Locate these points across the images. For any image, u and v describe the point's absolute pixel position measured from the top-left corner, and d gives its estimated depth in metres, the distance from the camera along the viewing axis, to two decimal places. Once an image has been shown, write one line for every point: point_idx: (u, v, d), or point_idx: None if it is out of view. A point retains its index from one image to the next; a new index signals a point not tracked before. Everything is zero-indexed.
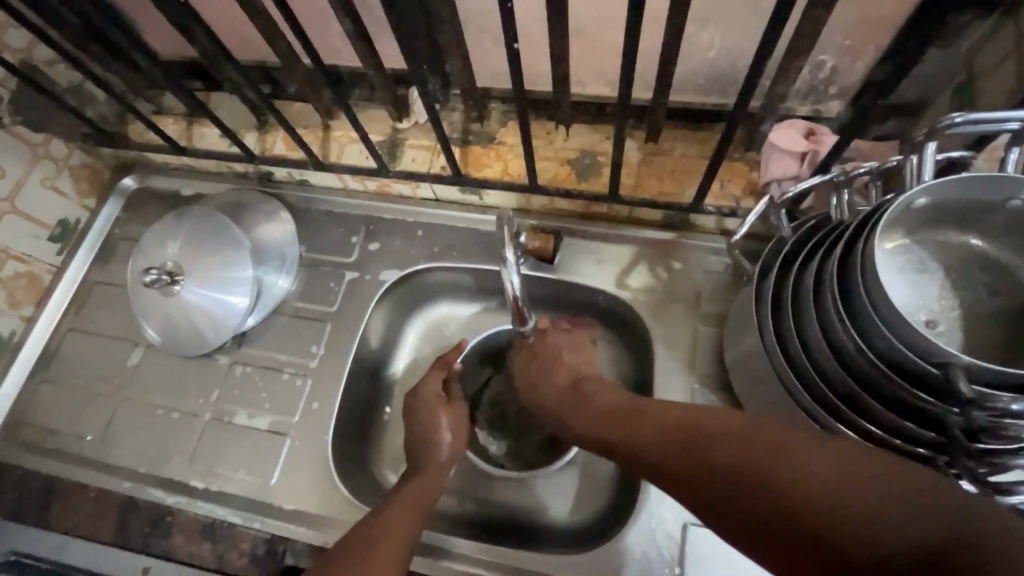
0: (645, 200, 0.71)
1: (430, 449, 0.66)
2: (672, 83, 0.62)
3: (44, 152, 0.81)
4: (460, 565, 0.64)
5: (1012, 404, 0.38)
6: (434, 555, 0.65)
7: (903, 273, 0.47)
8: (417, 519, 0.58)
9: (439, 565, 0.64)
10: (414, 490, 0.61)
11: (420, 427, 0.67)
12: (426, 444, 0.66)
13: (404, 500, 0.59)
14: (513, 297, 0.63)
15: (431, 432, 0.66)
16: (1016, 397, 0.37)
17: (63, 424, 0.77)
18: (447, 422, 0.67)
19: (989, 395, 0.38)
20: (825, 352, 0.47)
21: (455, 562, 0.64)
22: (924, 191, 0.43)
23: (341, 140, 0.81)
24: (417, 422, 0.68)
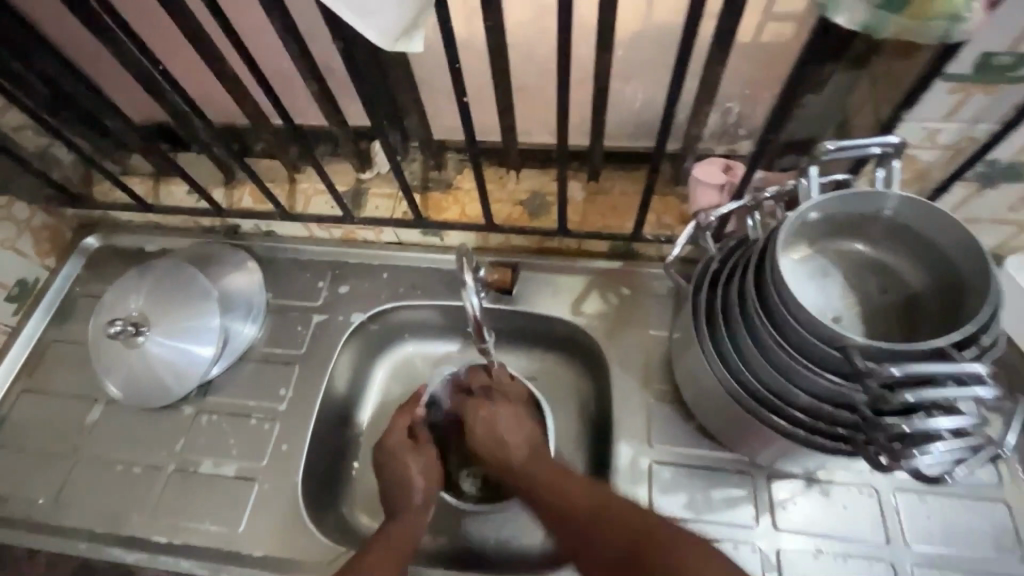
0: (592, 233, 0.78)
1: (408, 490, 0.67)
2: (604, 130, 0.71)
3: (6, 214, 0.83)
4: None
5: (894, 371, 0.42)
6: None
7: (809, 276, 0.55)
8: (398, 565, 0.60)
9: None
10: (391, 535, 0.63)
11: (391, 472, 0.68)
12: (401, 483, 0.67)
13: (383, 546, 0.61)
14: (474, 318, 0.66)
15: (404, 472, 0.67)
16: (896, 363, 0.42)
17: (12, 488, 0.74)
18: (419, 467, 0.68)
19: (874, 367, 0.43)
20: (750, 348, 0.54)
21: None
22: (814, 207, 0.51)
23: (306, 192, 0.86)
24: (387, 471, 0.68)
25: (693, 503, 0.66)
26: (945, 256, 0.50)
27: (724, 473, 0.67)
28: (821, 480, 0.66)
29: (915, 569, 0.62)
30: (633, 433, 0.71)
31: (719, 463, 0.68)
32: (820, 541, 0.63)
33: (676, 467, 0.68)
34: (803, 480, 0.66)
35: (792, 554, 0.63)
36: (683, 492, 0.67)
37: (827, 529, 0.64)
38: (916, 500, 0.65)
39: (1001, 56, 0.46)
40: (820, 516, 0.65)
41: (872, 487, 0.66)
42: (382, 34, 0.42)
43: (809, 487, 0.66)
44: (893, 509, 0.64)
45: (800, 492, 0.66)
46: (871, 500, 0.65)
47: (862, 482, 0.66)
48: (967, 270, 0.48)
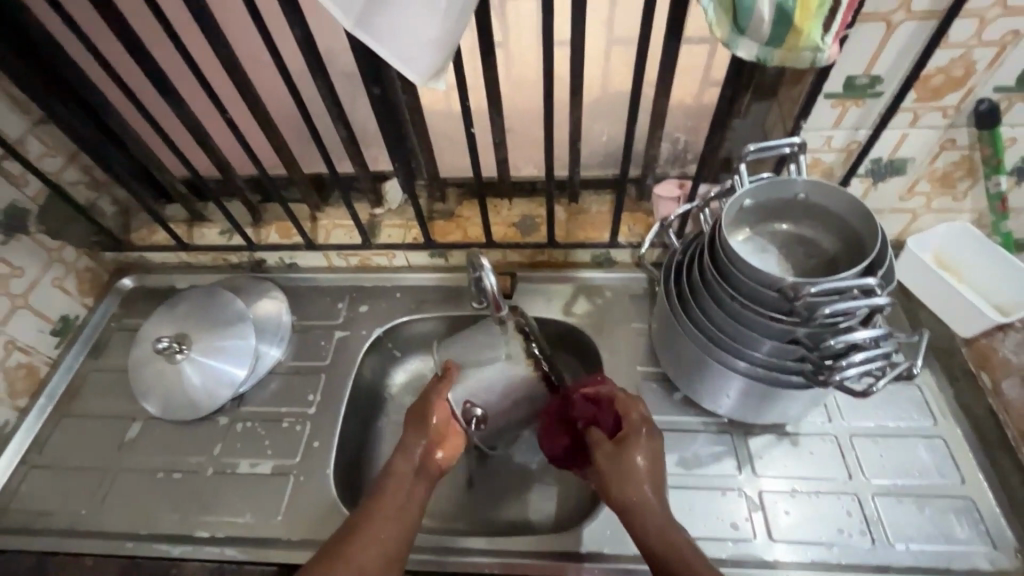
0: (576, 244, 0.93)
1: (398, 464, 0.69)
2: (581, 159, 0.88)
3: (57, 257, 0.92)
4: (467, 559, 0.71)
5: (812, 290, 0.55)
6: (440, 556, 0.72)
7: (751, 251, 0.70)
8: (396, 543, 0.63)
9: (446, 562, 0.72)
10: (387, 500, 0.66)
11: (410, 435, 0.72)
12: (401, 457, 0.70)
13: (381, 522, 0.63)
14: (492, 293, 0.75)
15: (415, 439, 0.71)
16: (812, 284, 0.55)
17: (55, 502, 0.78)
18: (412, 437, 0.71)
19: (800, 291, 0.56)
20: (711, 304, 0.67)
21: (459, 557, 0.72)
22: (747, 193, 0.67)
23: (327, 226, 0.99)
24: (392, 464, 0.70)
25: (684, 460, 0.76)
26: (848, 224, 0.66)
27: (708, 434, 0.78)
28: (790, 433, 0.77)
29: (876, 498, 0.72)
30: None
31: (703, 426, 0.79)
32: (795, 482, 0.74)
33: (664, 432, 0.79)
34: (775, 434, 0.78)
35: (772, 495, 0.73)
36: (675, 452, 0.77)
37: (800, 472, 0.74)
38: (870, 442, 0.76)
39: (860, 79, 0.64)
40: (793, 462, 0.75)
41: (832, 435, 0.77)
42: (419, 75, 0.57)
43: (779, 439, 0.77)
44: (851, 451, 0.76)
45: (773, 444, 0.77)
46: (832, 445, 0.76)
47: (823, 431, 0.77)
48: (865, 231, 0.64)
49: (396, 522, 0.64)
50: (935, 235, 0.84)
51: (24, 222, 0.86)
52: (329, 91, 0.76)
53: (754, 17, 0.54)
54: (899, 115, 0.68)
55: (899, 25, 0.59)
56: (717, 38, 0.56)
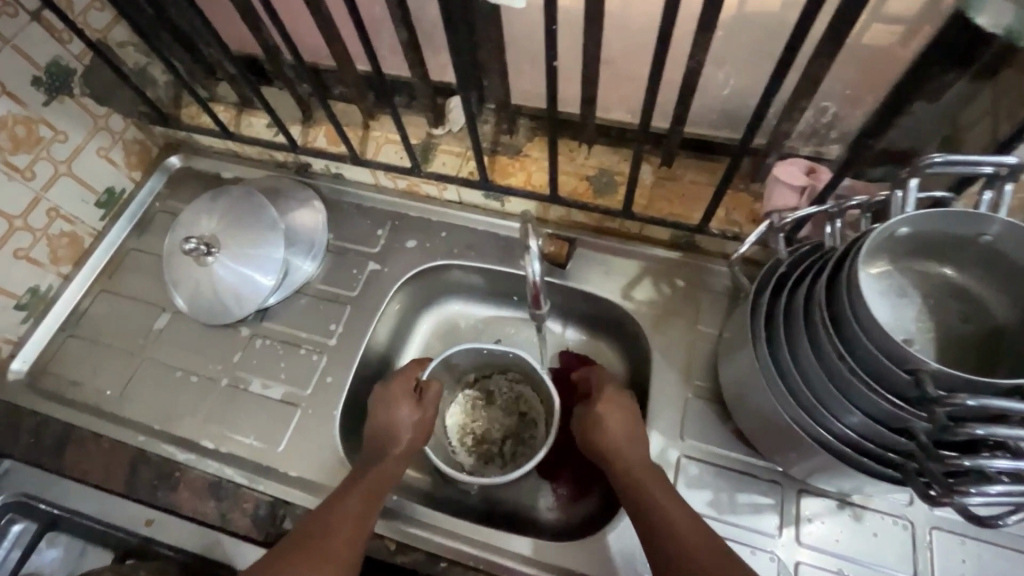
0: (656, 219, 0.76)
1: (384, 439, 0.68)
2: (689, 115, 0.68)
3: (104, 124, 0.87)
4: (436, 537, 0.68)
5: (969, 401, 0.39)
6: (403, 523, 0.69)
7: (885, 294, 0.53)
8: (373, 513, 0.62)
9: (419, 536, 0.68)
10: (367, 479, 0.64)
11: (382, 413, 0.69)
12: (387, 438, 0.68)
13: (357, 492, 0.62)
14: (532, 283, 0.63)
15: (397, 424, 0.68)
16: (973, 394, 0.39)
17: (86, 377, 0.82)
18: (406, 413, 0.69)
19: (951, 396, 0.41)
20: (811, 360, 0.52)
21: (440, 535, 0.68)
22: (905, 221, 0.48)
23: (378, 140, 0.87)
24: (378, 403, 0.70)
25: (717, 502, 0.66)
26: None
27: (755, 478, 0.67)
28: (854, 504, 0.65)
29: None
30: (667, 423, 0.71)
31: (752, 469, 0.68)
32: (843, 563, 0.63)
33: (704, 464, 0.68)
34: (836, 501, 0.65)
35: (811, 570, 0.62)
36: (709, 490, 0.67)
37: (854, 552, 0.63)
38: (955, 541, 0.63)
39: None
40: (849, 539, 0.63)
41: (908, 520, 0.64)
42: None
43: (840, 508, 0.65)
44: (927, 545, 0.62)
45: (831, 512, 0.65)
46: (904, 532, 0.63)
47: (898, 514, 0.64)
48: None
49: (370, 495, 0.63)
50: None
51: (68, 82, 0.79)
52: None
53: None
54: None
55: None
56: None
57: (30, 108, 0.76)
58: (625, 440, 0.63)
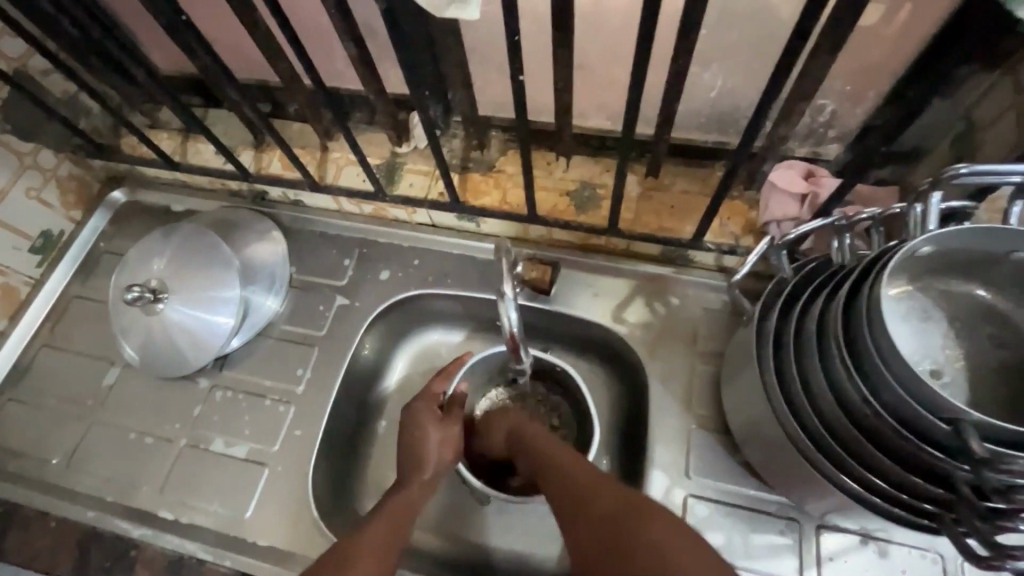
0: (645, 235, 0.70)
1: (412, 467, 0.62)
2: (674, 122, 0.62)
3: (32, 162, 0.78)
4: None
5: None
6: None
7: (907, 319, 0.47)
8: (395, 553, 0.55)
9: None
10: (394, 506, 0.58)
11: (409, 436, 0.64)
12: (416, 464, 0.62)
13: (384, 520, 0.57)
14: (509, 333, 0.60)
15: (426, 445, 0.63)
16: None
17: (28, 445, 0.74)
18: (437, 438, 0.64)
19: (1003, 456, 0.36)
20: (829, 398, 0.47)
21: None
22: (930, 240, 0.43)
23: (338, 162, 0.80)
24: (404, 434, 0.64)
25: (729, 547, 0.61)
26: None
27: (768, 517, 0.61)
28: (878, 539, 0.59)
29: None
30: (670, 459, 0.65)
31: (764, 506, 0.62)
32: None
33: (712, 503, 0.63)
34: (858, 536, 0.59)
35: None
36: (720, 534, 0.61)
37: None
38: None
39: None
40: None
41: (937, 553, 0.58)
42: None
43: (863, 544, 0.59)
44: None
45: (853, 549, 0.59)
46: (934, 567, 0.58)
47: (926, 547, 0.58)
48: None
49: (388, 532, 0.56)
50: None
51: None
52: None
53: None
54: None
55: None
56: None
57: None
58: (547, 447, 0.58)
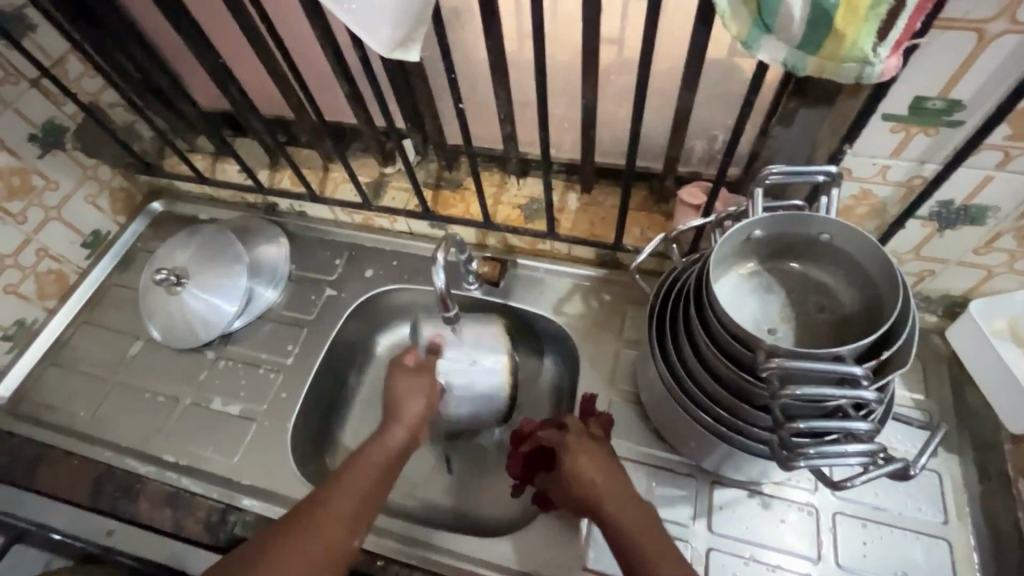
0: (579, 239, 0.85)
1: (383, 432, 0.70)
2: (595, 147, 0.78)
3: (92, 174, 0.97)
4: (387, 539, 0.74)
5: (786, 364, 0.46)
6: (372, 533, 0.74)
7: (753, 290, 0.60)
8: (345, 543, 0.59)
9: (378, 541, 0.74)
10: (347, 484, 0.63)
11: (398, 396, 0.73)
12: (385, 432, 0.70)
13: (336, 506, 0.61)
14: (440, 292, 0.73)
15: (404, 397, 0.73)
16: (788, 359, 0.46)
17: (62, 402, 0.88)
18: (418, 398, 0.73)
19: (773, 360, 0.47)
20: (689, 349, 0.58)
21: (400, 543, 0.73)
22: (757, 223, 0.56)
23: (336, 180, 0.97)
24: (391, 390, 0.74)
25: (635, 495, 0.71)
26: (873, 283, 0.55)
27: (672, 473, 0.72)
28: (763, 493, 0.69)
29: None
30: None
31: (669, 464, 0.73)
32: (756, 550, 0.66)
33: (625, 461, 0.74)
34: (746, 490, 0.70)
35: (723, 557, 0.66)
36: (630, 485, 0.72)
37: (764, 538, 0.67)
38: (856, 525, 0.67)
39: (933, 102, 0.51)
40: (758, 525, 0.68)
41: (813, 506, 0.68)
42: (381, 43, 0.52)
43: (749, 497, 0.69)
44: (829, 528, 0.67)
45: (741, 500, 0.69)
46: (809, 518, 0.67)
47: (804, 500, 0.68)
48: (887, 293, 0.53)
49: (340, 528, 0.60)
50: (1011, 300, 0.69)
51: (60, 138, 0.91)
52: (327, 41, 0.71)
53: (781, 11, 0.42)
54: (983, 153, 0.54)
55: (994, 39, 0.45)
56: (732, 33, 0.45)
57: (25, 161, 0.87)
58: (605, 475, 0.62)
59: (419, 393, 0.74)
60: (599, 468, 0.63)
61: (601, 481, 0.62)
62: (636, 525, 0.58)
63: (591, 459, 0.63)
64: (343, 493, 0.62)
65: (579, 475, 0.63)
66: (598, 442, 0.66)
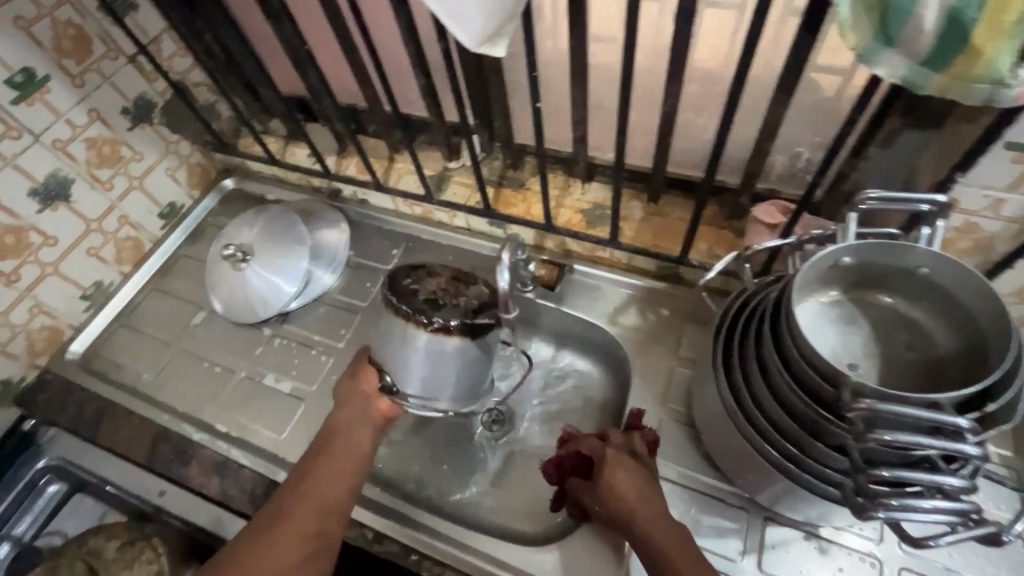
0: (642, 249, 0.82)
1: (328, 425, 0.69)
2: (669, 157, 0.75)
3: (174, 149, 1.02)
4: (421, 534, 0.73)
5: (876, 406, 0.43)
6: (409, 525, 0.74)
7: (833, 320, 0.56)
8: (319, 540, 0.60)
9: (412, 534, 0.73)
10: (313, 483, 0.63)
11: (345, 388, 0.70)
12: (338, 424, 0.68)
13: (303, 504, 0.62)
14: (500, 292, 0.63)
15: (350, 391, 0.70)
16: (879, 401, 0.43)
17: (128, 362, 0.93)
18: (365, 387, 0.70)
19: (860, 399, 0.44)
20: (758, 377, 0.55)
21: (436, 539, 0.73)
22: (846, 249, 0.52)
23: (400, 171, 0.98)
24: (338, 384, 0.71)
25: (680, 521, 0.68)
26: (975, 326, 0.51)
27: (721, 503, 0.69)
28: (821, 537, 0.65)
29: None
30: None
31: (719, 492, 0.69)
32: None
33: (673, 483, 0.71)
34: (802, 531, 0.66)
35: None
36: (675, 510, 0.69)
37: None
38: None
39: None
40: (812, 570, 0.64)
41: (875, 558, 0.63)
42: (469, 37, 0.51)
43: (806, 539, 0.65)
44: None
45: (796, 541, 0.65)
46: (869, 570, 0.63)
47: (865, 550, 0.64)
48: (994, 336, 0.49)
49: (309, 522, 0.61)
50: None
51: (149, 113, 0.95)
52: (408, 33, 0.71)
53: (908, 23, 0.39)
54: None
55: None
56: (849, 46, 0.42)
57: (116, 132, 0.91)
58: (637, 484, 0.61)
59: (360, 396, 0.69)
60: (632, 476, 0.62)
61: (635, 497, 0.60)
62: (668, 532, 0.57)
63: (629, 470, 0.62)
64: (301, 510, 0.61)
65: (614, 489, 0.61)
66: (637, 456, 0.65)
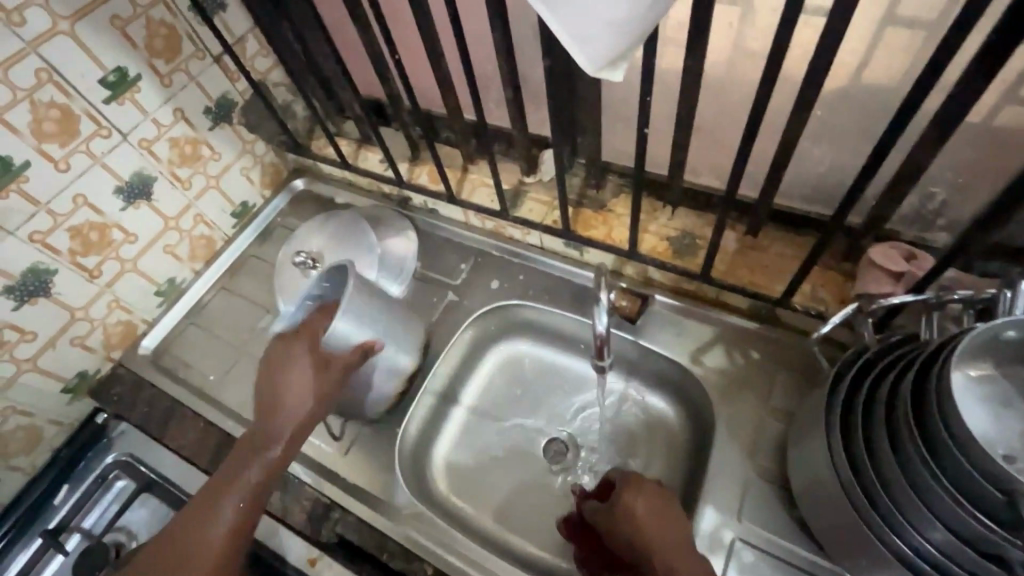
0: (735, 286, 0.76)
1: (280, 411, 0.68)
2: (779, 190, 0.68)
3: (250, 149, 1.02)
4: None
5: None
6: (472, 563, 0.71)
7: (985, 402, 0.48)
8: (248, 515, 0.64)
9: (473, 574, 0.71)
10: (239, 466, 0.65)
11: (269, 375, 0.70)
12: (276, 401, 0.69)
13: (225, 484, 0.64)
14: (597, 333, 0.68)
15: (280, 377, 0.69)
16: None
17: (196, 361, 0.93)
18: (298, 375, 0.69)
19: None
20: (890, 461, 0.49)
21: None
22: (1015, 323, 0.45)
23: (474, 182, 0.95)
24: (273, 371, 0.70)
25: None
26: None
27: None
28: None
29: None
30: (723, 501, 0.68)
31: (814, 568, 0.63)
32: None
33: (760, 551, 0.65)
34: None
35: None
36: None
37: None
38: None
39: None
40: None
41: None
42: (590, 60, 0.46)
43: None
44: None
45: None
46: None
47: None
48: None
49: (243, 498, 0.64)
50: None
51: (229, 112, 0.95)
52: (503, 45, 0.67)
53: None
54: None
55: None
56: None
57: (198, 131, 0.91)
58: (658, 518, 0.61)
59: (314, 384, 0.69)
60: (653, 506, 0.62)
61: (651, 525, 0.61)
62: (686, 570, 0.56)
63: (649, 500, 0.63)
64: (230, 494, 0.64)
65: (636, 518, 0.62)
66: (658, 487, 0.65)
